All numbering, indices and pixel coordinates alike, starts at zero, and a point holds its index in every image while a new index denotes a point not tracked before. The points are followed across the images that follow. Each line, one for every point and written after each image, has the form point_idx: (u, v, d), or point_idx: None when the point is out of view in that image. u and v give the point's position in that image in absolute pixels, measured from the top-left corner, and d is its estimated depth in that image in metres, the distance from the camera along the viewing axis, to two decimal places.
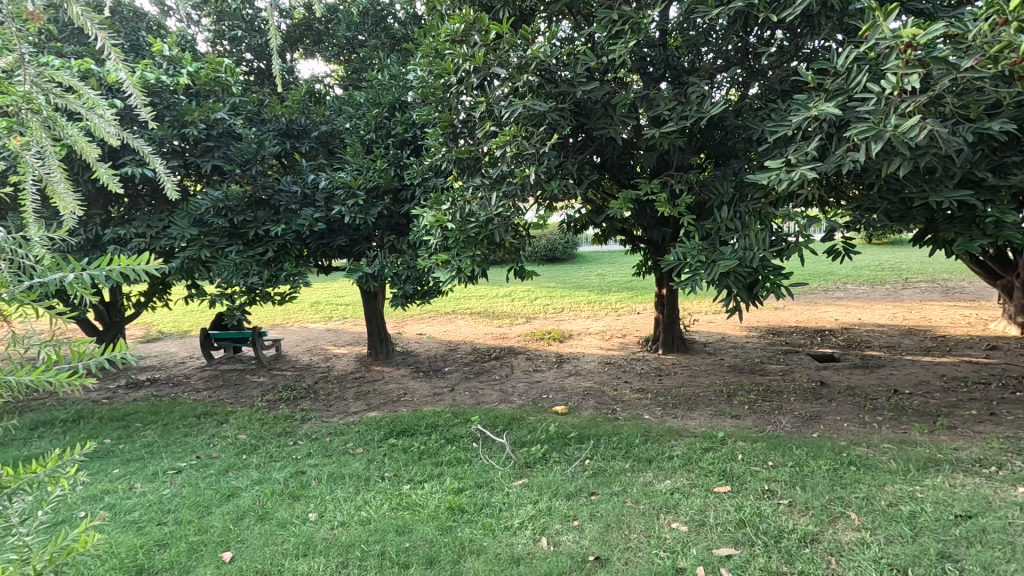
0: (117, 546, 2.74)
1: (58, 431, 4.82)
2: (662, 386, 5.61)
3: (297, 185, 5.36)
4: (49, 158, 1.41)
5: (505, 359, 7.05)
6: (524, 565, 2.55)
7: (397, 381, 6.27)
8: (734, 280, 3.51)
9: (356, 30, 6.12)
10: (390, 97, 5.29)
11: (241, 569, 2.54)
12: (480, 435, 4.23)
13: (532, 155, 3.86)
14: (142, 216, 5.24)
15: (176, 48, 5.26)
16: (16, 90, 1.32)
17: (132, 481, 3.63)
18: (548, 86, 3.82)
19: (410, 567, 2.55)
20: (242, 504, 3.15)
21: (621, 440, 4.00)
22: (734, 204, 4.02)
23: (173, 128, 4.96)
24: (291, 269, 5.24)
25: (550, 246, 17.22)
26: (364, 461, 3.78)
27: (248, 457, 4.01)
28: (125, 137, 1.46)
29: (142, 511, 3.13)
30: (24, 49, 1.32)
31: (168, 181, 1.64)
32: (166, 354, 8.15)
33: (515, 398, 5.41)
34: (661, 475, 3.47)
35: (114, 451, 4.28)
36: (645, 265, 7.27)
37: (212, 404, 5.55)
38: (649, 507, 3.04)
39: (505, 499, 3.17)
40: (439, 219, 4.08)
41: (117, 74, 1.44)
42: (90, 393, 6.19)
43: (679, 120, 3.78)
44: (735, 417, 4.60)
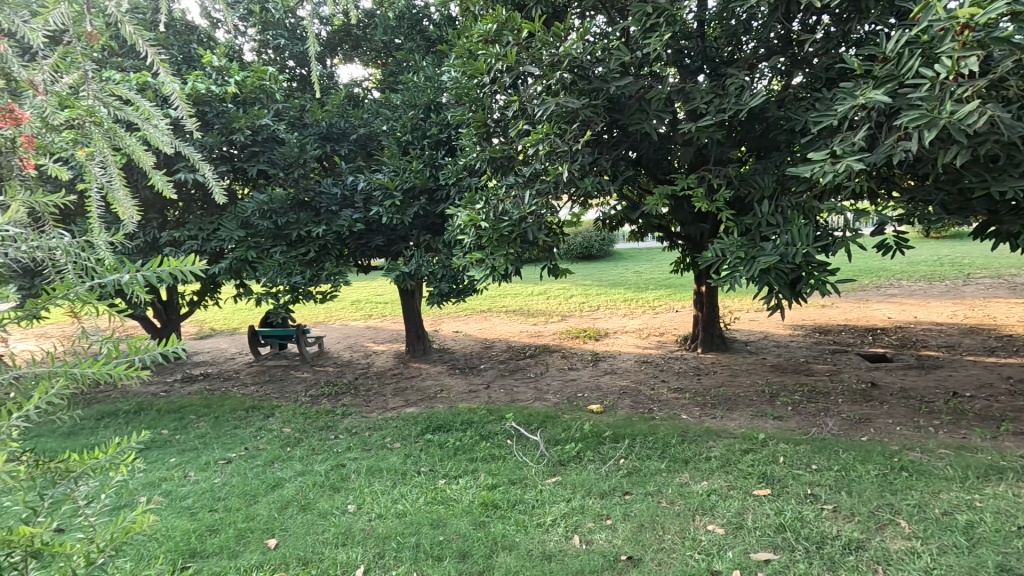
0: (173, 529, 2.91)
1: (121, 422, 5.16)
2: (700, 386, 5.48)
3: (337, 187, 5.54)
4: (110, 167, 1.50)
5: (541, 357, 7.06)
6: (556, 561, 2.56)
7: (434, 377, 6.39)
8: (775, 277, 3.39)
9: (392, 33, 6.25)
10: (425, 98, 5.37)
11: (285, 556, 2.65)
12: (514, 432, 4.25)
13: (566, 152, 3.84)
14: (195, 219, 5.53)
15: (224, 59, 5.51)
16: (82, 104, 1.42)
17: (187, 469, 3.85)
18: (582, 83, 3.80)
19: (443, 560, 2.60)
20: (286, 495, 3.29)
21: (657, 440, 3.94)
22: (776, 198, 3.88)
23: (222, 135, 5.21)
24: (331, 269, 5.41)
25: (585, 243, 17.10)
26: (402, 456, 3.87)
27: (292, 449, 4.18)
28: (178, 144, 1.55)
29: (195, 498, 3.31)
30: (87, 67, 1.43)
31: (216, 186, 1.73)
32: (218, 350, 8.59)
33: (550, 396, 5.41)
34: (698, 476, 3.40)
35: (170, 441, 4.55)
36: (683, 262, 7.11)
37: (259, 398, 5.79)
38: (685, 508, 3.00)
39: (539, 496, 3.19)
40: (473, 218, 4.12)
41: (168, 87, 1.54)
42: (149, 387, 6.58)
43: (717, 113, 3.68)
44: (778, 418, 4.45)
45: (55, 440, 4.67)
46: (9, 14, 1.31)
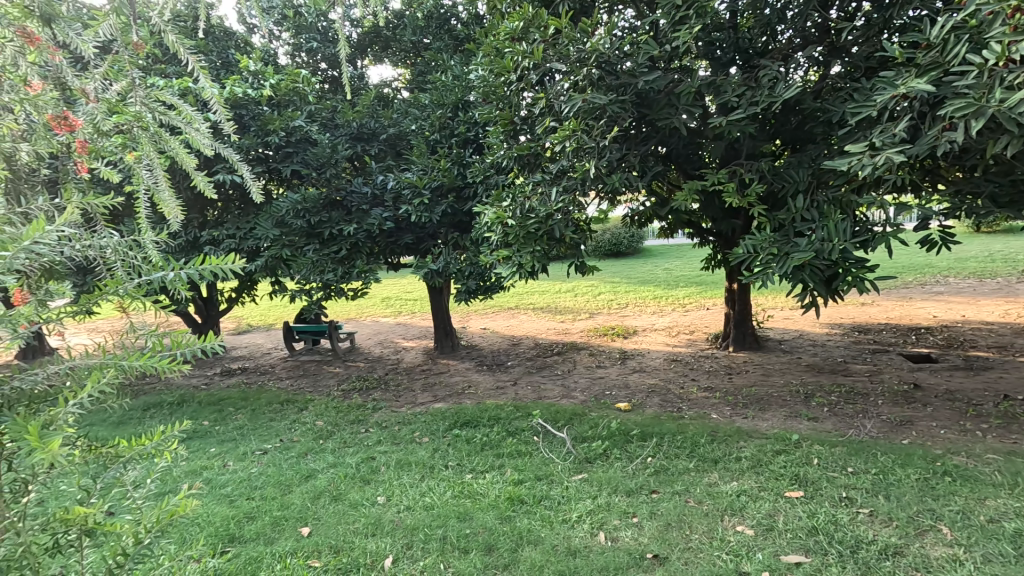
0: (214, 515, 3.05)
1: (165, 413, 5.40)
2: (731, 386, 5.37)
3: (367, 186, 5.65)
4: (156, 169, 1.59)
5: (568, 355, 7.04)
6: (580, 557, 2.56)
7: (462, 374, 6.47)
8: (809, 274, 3.29)
9: (421, 34, 6.32)
10: (453, 97, 5.41)
11: (317, 543, 2.74)
12: (541, 429, 4.26)
13: (593, 148, 3.83)
14: (233, 219, 5.74)
15: (260, 63, 5.68)
16: (130, 110, 1.52)
17: (226, 459, 4.02)
18: (609, 79, 3.77)
19: (470, 553, 2.63)
20: (319, 485, 3.39)
21: (685, 439, 3.89)
22: (811, 192, 3.76)
23: (257, 137, 5.39)
24: (362, 266, 5.53)
25: (614, 240, 16.96)
26: (430, 450, 3.94)
27: (324, 442, 4.30)
28: (216, 145, 1.62)
29: (234, 486, 3.46)
30: (135, 75, 1.52)
31: (253, 186, 1.81)
32: (255, 345, 8.89)
33: (577, 393, 5.40)
34: (728, 476, 3.35)
35: (210, 432, 4.74)
36: (714, 259, 6.98)
37: (293, 392, 5.98)
38: (714, 508, 2.96)
39: (565, 493, 3.19)
40: (500, 215, 4.14)
41: (207, 92, 1.62)
42: (191, 379, 6.87)
43: (748, 106, 3.58)
44: (812, 420, 4.32)
45: (106, 428, 4.94)
46: (64, 28, 1.41)
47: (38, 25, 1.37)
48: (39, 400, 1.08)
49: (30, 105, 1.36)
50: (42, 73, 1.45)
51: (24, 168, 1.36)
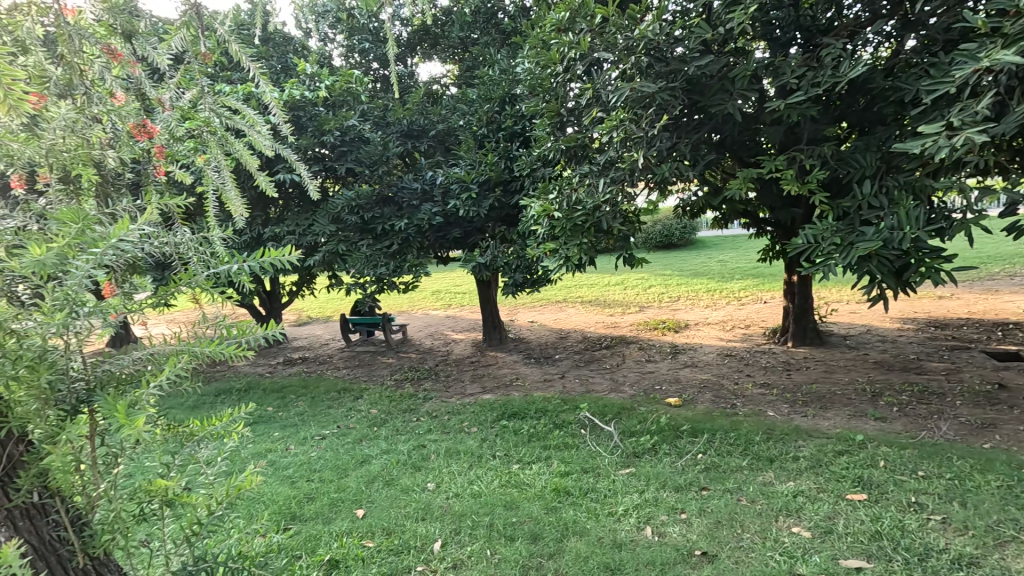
0: (277, 494, 3.25)
1: (234, 398, 5.79)
2: (790, 382, 5.13)
3: (417, 182, 5.79)
4: (223, 170, 1.71)
5: (617, 349, 6.95)
6: (626, 550, 2.55)
7: (510, 366, 6.54)
8: (876, 265, 3.08)
9: (469, 29, 6.37)
10: (500, 91, 5.45)
11: (371, 525, 2.87)
12: (589, 422, 4.25)
13: (641, 138, 3.76)
14: (292, 216, 6.04)
15: (316, 66, 5.92)
16: (199, 116, 1.63)
17: (288, 443, 4.26)
18: (658, 66, 3.68)
19: (516, 541, 2.68)
20: (373, 470, 3.54)
21: (739, 436, 3.77)
22: (880, 177, 3.52)
23: (314, 137, 5.63)
24: (413, 260, 5.68)
25: (665, 231, 16.54)
26: (478, 440, 4.02)
27: (378, 429, 4.48)
28: (276, 145, 1.72)
29: (295, 468, 3.67)
30: (204, 83, 1.63)
31: (311, 184, 1.91)
32: (314, 336, 9.33)
33: (626, 387, 5.34)
34: (783, 475, 3.22)
35: (274, 417, 5.04)
36: (772, 251, 6.67)
37: (349, 381, 6.24)
38: (767, 507, 2.86)
39: (611, 486, 3.18)
40: (547, 208, 4.15)
41: (268, 96, 1.73)
42: (257, 368, 7.32)
43: (809, 88, 3.39)
44: (879, 420, 4.07)
45: (183, 411, 5.35)
46: (143, 43, 1.52)
47: (121, 42, 1.50)
48: (126, 382, 1.17)
49: (115, 116, 1.51)
50: (126, 86, 1.60)
51: (112, 173, 1.50)
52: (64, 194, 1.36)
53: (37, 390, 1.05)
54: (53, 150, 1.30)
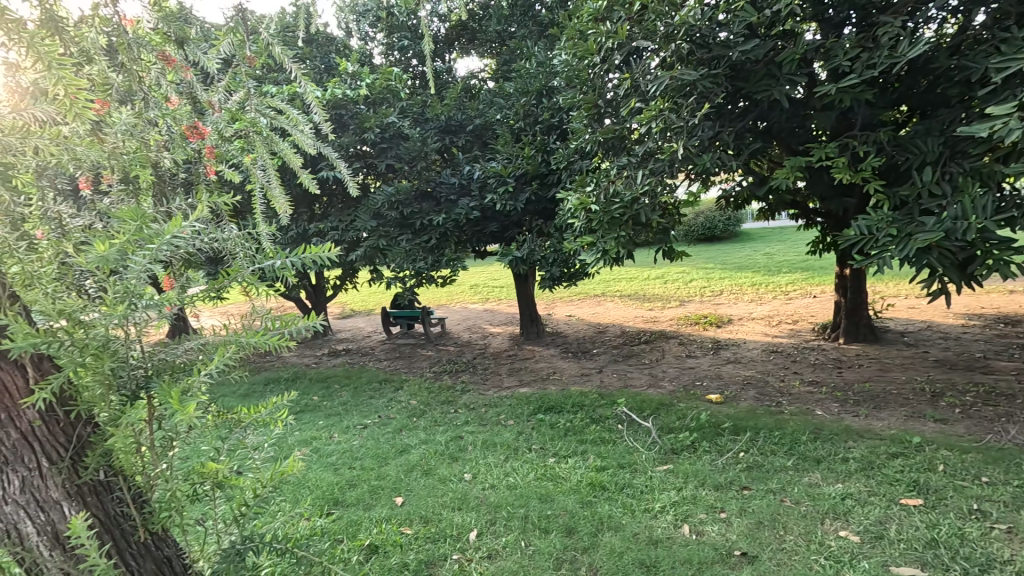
0: (321, 480, 3.38)
1: (282, 387, 6.04)
2: (841, 381, 4.91)
3: (454, 177, 5.85)
4: (269, 169, 1.77)
5: (657, 343, 6.82)
6: (662, 548, 2.51)
7: (547, 360, 6.54)
8: (937, 257, 2.89)
9: (506, 23, 6.35)
10: (537, 84, 5.42)
11: (410, 512, 2.95)
12: (626, 417, 4.20)
13: (681, 128, 3.66)
14: (335, 212, 6.22)
15: (357, 65, 6.06)
16: (247, 118, 1.69)
17: (332, 431, 4.42)
18: (700, 52, 3.59)
19: (551, 533, 2.69)
20: (412, 460, 3.63)
21: (784, 435, 3.63)
22: (943, 164, 3.29)
23: (355, 135, 5.78)
24: (450, 255, 5.75)
25: (708, 223, 16.08)
26: (515, 433, 4.05)
27: (417, 420, 4.58)
28: (318, 144, 1.78)
29: (338, 456, 3.81)
30: (250, 85, 1.69)
31: (351, 179, 1.98)
32: (357, 328, 9.62)
33: (665, 383, 5.24)
34: (832, 477, 3.09)
35: (318, 406, 5.24)
36: (823, 243, 6.36)
37: (390, 373, 6.41)
38: (813, 510, 2.75)
39: (648, 482, 3.14)
40: (584, 201, 4.10)
41: (310, 95, 1.79)
42: (304, 358, 7.61)
43: (863, 71, 3.20)
44: (940, 422, 3.83)
45: (235, 399, 5.63)
46: (193, 49, 1.62)
47: (173, 48, 1.60)
48: (180, 369, 1.25)
49: (170, 119, 1.64)
50: (179, 91, 1.69)
51: (167, 173, 1.61)
52: (124, 194, 1.44)
53: (101, 376, 1.12)
54: (115, 153, 1.40)
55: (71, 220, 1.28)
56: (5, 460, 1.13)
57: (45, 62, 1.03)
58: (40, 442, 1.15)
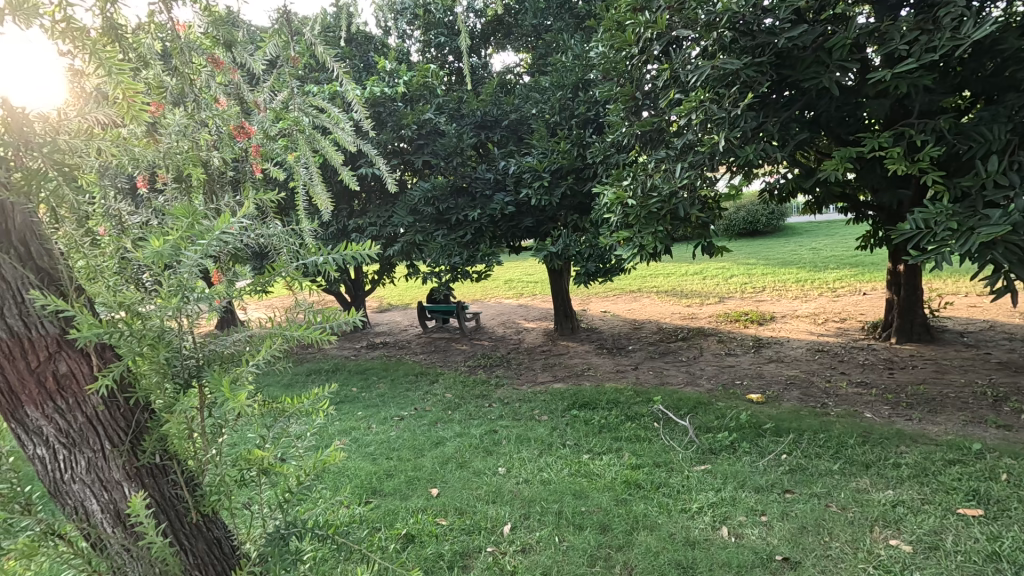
0: (360, 469, 3.48)
1: (322, 378, 6.24)
2: (893, 382, 4.66)
3: (490, 172, 5.87)
4: (312, 166, 1.83)
5: (694, 341, 6.67)
6: (700, 549, 2.47)
7: (582, 356, 6.50)
8: (1002, 253, 2.71)
9: (542, 16, 6.32)
10: (573, 77, 5.37)
11: (444, 503, 3.00)
12: (662, 415, 4.13)
13: (722, 119, 3.55)
14: (373, 208, 6.36)
15: (395, 62, 6.15)
16: (291, 116, 1.75)
17: (370, 422, 4.53)
18: (743, 40, 3.47)
19: (585, 530, 2.68)
20: (447, 452, 3.68)
21: (830, 438, 3.49)
22: (1010, 152, 3.07)
23: (393, 132, 5.88)
24: (485, 250, 5.78)
25: (749, 217, 15.57)
26: (549, 428, 4.05)
27: (452, 413, 4.65)
28: (359, 140, 1.82)
29: (376, 446, 3.90)
30: (294, 85, 1.75)
31: (389, 175, 2.03)
32: (394, 322, 9.82)
33: (703, 381, 5.12)
34: (882, 483, 2.95)
35: (357, 397, 5.38)
36: (873, 238, 6.06)
37: (426, 366, 6.51)
38: (861, 516, 2.64)
39: (685, 482, 3.08)
40: (620, 196, 4.03)
41: (351, 93, 1.83)
42: (343, 351, 7.82)
43: (922, 55, 3.02)
44: (1004, 428, 3.60)
45: (279, 389, 5.85)
46: (240, 52, 1.64)
47: (222, 51, 1.63)
48: (228, 360, 1.30)
49: (219, 119, 1.69)
50: (228, 91, 1.76)
51: (217, 172, 1.70)
52: (178, 192, 1.57)
53: (156, 365, 1.19)
54: (169, 153, 1.47)
55: (128, 217, 1.38)
56: (72, 442, 1.18)
57: (105, 68, 1.08)
58: (103, 427, 1.20)
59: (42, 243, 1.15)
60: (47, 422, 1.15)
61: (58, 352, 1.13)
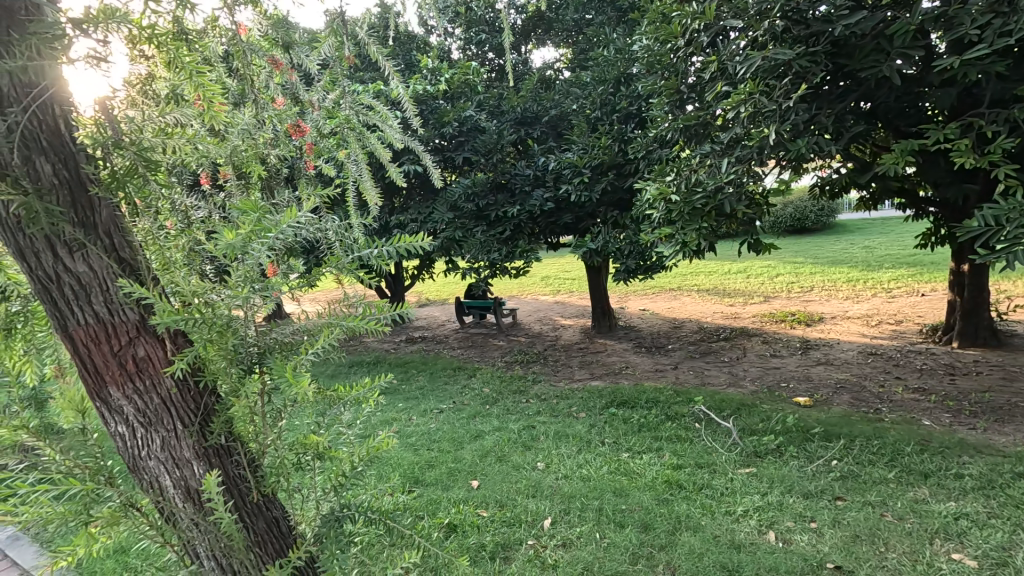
0: (403, 458, 3.57)
1: (364, 370, 6.41)
2: (955, 389, 4.41)
3: (529, 168, 5.87)
4: (361, 162, 1.88)
5: (737, 341, 6.49)
6: (745, 553, 2.41)
7: (620, 354, 6.43)
8: None
9: (583, 10, 6.26)
10: (616, 71, 5.29)
11: (485, 495, 3.04)
12: (704, 416, 4.05)
13: (773, 112, 3.41)
14: (414, 205, 6.47)
15: (437, 60, 6.24)
16: (340, 114, 1.80)
17: (411, 413, 4.64)
18: (797, 29, 3.35)
19: (626, 528, 2.66)
20: (486, 445, 3.73)
21: (885, 445, 3.33)
22: None
23: (435, 129, 5.96)
24: (524, 246, 5.79)
25: (797, 214, 14.99)
26: (587, 425, 4.04)
27: (490, 407, 4.70)
28: (406, 136, 1.86)
29: (417, 437, 3.99)
30: (344, 84, 1.80)
31: (434, 170, 2.06)
32: (432, 317, 9.98)
33: (746, 382, 4.98)
34: (942, 494, 2.80)
35: (398, 390, 5.51)
36: (934, 236, 5.73)
37: (463, 361, 6.59)
38: (920, 527, 2.51)
39: (729, 484, 3.01)
40: (663, 191, 3.95)
41: (398, 90, 1.87)
42: (384, 344, 8.01)
43: (995, 40, 2.83)
44: None
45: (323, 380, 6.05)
46: (298, 52, 1.69)
47: (281, 52, 1.69)
48: (288, 349, 1.35)
49: (277, 118, 1.78)
50: (284, 92, 1.84)
51: (274, 169, 1.77)
52: (240, 187, 1.63)
53: (225, 351, 1.24)
54: (234, 151, 1.54)
55: (194, 212, 1.45)
56: (149, 422, 1.26)
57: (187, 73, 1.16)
58: (176, 408, 1.28)
59: (125, 235, 1.23)
60: (127, 402, 1.23)
61: (138, 337, 1.21)
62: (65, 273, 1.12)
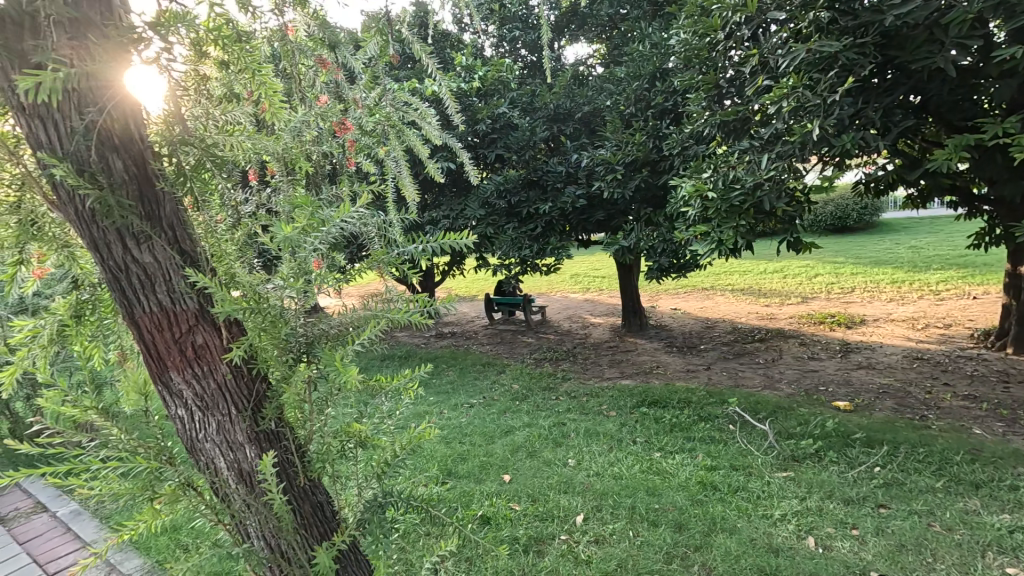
0: (436, 451, 3.62)
1: (396, 364, 6.53)
2: (1009, 397, 4.19)
3: (561, 165, 5.85)
4: (399, 158, 1.94)
5: (773, 342, 6.33)
6: (784, 558, 2.36)
7: (650, 353, 6.35)
8: None
9: (618, 5, 6.19)
10: (651, 66, 5.20)
11: (517, 489, 3.07)
12: (739, 418, 3.97)
13: (817, 106, 3.29)
14: (446, 201, 6.53)
15: (470, 57, 6.27)
16: (381, 111, 1.86)
17: (442, 407, 4.70)
18: (844, 20, 3.23)
19: (660, 527, 2.64)
20: (517, 441, 3.75)
21: (931, 453, 3.20)
22: None
23: (468, 126, 5.99)
24: (556, 243, 5.79)
25: (838, 212, 14.49)
26: (617, 423, 4.01)
27: (520, 403, 4.72)
28: (444, 133, 1.90)
29: (449, 431, 4.04)
30: (384, 83, 1.87)
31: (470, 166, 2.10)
32: (461, 313, 10.07)
33: (782, 385, 4.86)
34: (995, 506, 2.68)
35: (429, 384, 5.59)
36: (988, 236, 5.46)
37: (493, 357, 6.63)
38: (971, 539, 2.41)
39: (765, 488, 2.95)
40: (700, 188, 3.88)
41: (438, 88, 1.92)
42: (415, 339, 8.13)
43: None
44: None
45: None
46: (343, 52, 1.74)
47: (327, 52, 1.73)
48: (334, 339, 1.39)
49: (320, 117, 1.78)
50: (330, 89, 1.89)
51: (319, 166, 1.81)
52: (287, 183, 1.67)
53: (277, 340, 1.28)
54: (285, 148, 1.59)
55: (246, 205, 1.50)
56: (206, 406, 1.32)
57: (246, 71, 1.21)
58: (230, 393, 1.34)
59: (185, 227, 1.29)
60: (186, 386, 1.30)
61: (196, 324, 1.28)
62: (133, 262, 1.19)
